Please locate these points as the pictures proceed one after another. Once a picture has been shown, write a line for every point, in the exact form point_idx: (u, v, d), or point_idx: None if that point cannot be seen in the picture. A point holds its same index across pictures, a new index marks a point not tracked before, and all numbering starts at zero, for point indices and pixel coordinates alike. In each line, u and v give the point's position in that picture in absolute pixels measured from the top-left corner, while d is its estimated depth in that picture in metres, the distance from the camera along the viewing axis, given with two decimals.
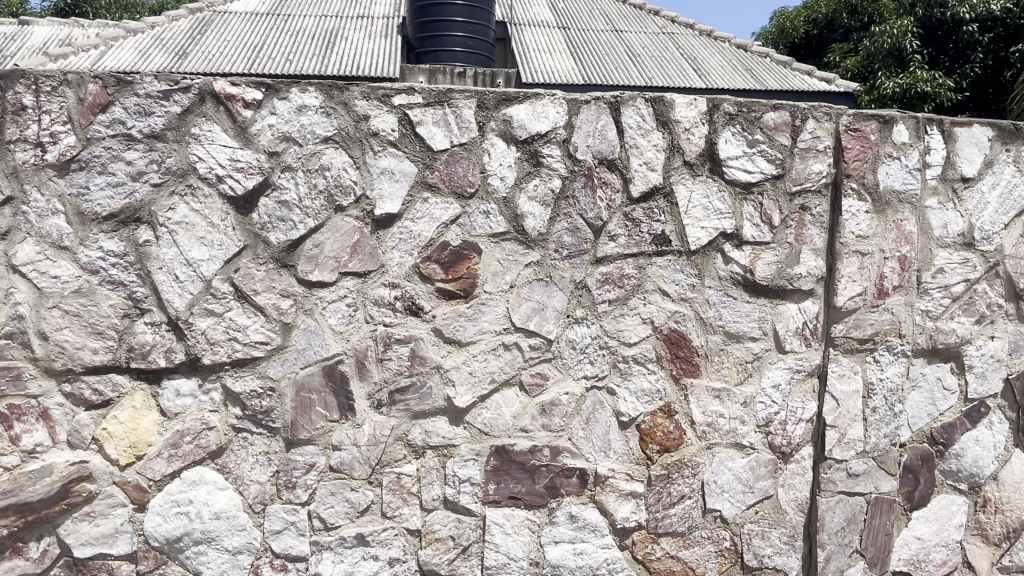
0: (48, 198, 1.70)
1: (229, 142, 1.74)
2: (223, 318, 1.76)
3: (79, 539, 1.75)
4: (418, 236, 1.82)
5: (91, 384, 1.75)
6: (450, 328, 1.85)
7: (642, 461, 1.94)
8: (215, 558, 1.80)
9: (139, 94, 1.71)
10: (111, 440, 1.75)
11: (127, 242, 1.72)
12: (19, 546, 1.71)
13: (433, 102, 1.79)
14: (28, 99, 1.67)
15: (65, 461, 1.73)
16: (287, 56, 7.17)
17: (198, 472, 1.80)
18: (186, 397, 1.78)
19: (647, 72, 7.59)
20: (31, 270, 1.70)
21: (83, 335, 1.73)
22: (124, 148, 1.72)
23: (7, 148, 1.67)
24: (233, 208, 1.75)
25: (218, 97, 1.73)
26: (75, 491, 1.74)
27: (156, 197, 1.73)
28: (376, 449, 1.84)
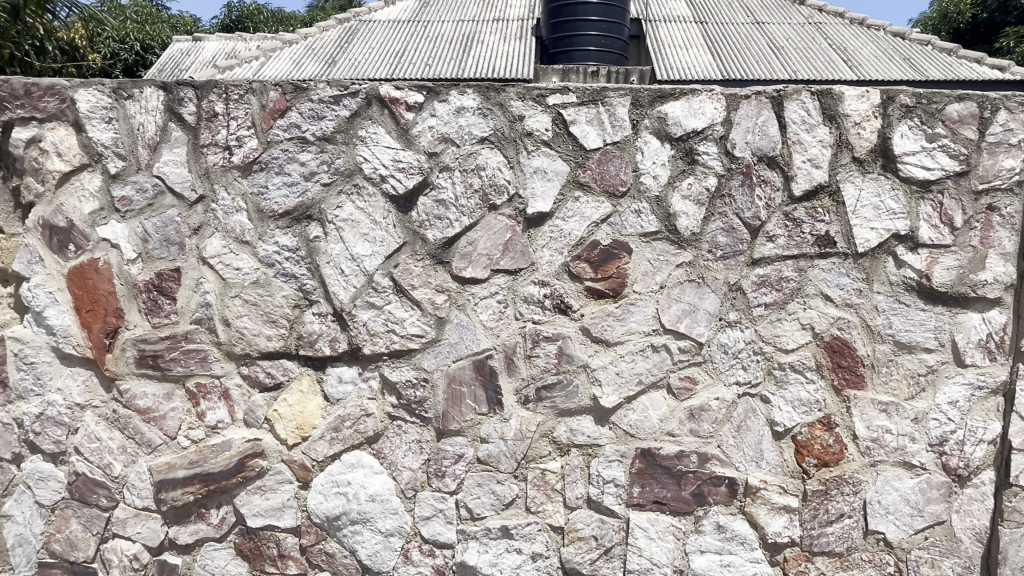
0: (233, 197, 1.86)
1: (392, 143, 1.82)
2: (382, 311, 1.85)
3: (252, 510, 1.92)
4: (568, 235, 1.82)
5: (265, 367, 1.90)
6: (598, 327, 1.84)
7: (797, 474, 1.84)
8: (369, 538, 1.90)
9: (313, 99, 1.83)
10: (281, 421, 1.90)
11: (299, 238, 1.86)
12: (202, 512, 1.92)
13: (587, 100, 1.79)
14: (219, 107, 1.85)
15: (242, 438, 1.91)
16: (426, 61, 7.45)
17: (356, 455, 1.90)
18: (348, 384, 1.89)
19: (790, 65, 7.19)
20: (218, 262, 1.88)
21: (259, 323, 1.88)
22: (299, 150, 1.84)
23: (202, 152, 1.86)
24: (395, 206, 1.84)
25: (384, 101, 1.82)
26: (249, 466, 1.90)
27: (326, 195, 1.84)
28: (522, 443, 1.86)
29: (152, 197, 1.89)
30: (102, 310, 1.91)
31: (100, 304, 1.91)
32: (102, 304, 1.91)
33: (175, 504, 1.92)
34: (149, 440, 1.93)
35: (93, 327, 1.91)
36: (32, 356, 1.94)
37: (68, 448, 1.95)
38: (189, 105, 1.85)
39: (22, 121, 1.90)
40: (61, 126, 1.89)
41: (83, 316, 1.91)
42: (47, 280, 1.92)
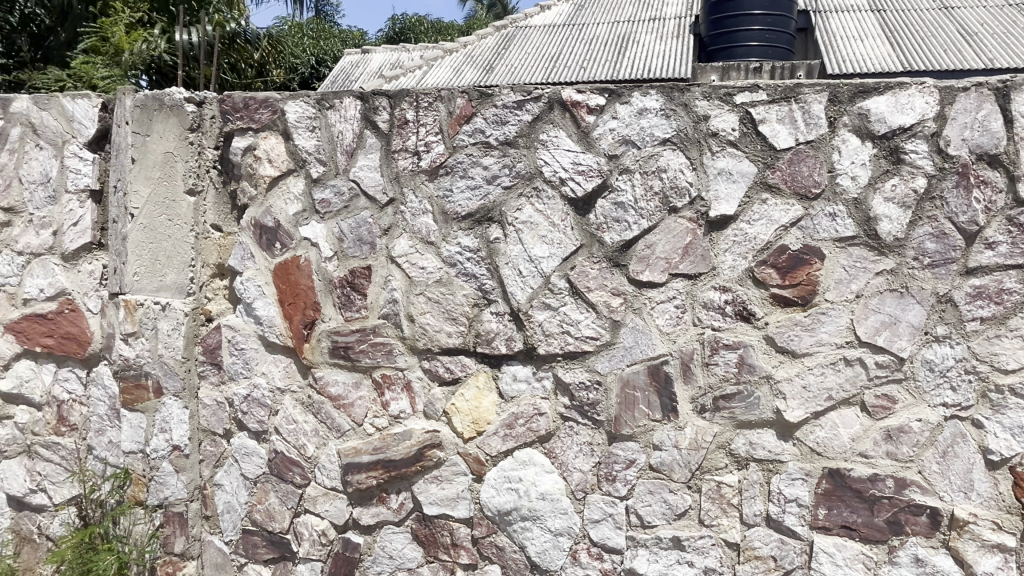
0: (420, 200, 1.96)
1: (572, 146, 1.84)
2: (558, 312, 1.87)
3: (428, 498, 2.00)
4: (754, 239, 1.75)
5: (445, 363, 1.98)
6: (784, 337, 1.75)
7: (1015, 510, 1.64)
8: (539, 536, 1.92)
9: (497, 105, 1.88)
10: (458, 415, 1.97)
11: (480, 239, 1.92)
12: (383, 496, 2.04)
13: (779, 98, 1.71)
14: (410, 114, 1.95)
15: (422, 428, 2.00)
16: (581, 64, 7.47)
17: (528, 453, 1.93)
18: (522, 382, 1.92)
19: (986, 52, 6.46)
20: (404, 261, 1.99)
21: (441, 320, 1.96)
22: (483, 154, 1.91)
23: (393, 158, 1.98)
24: (573, 208, 1.85)
25: (565, 104, 1.84)
26: (428, 455, 1.99)
27: (507, 198, 1.89)
28: (698, 453, 1.81)
29: (347, 200, 2.03)
30: (301, 304, 2.08)
31: (300, 299, 2.08)
32: (302, 298, 2.08)
33: (360, 486, 2.05)
34: (339, 425, 2.08)
35: (294, 319, 2.09)
36: (242, 342, 2.16)
37: (269, 427, 2.15)
38: (383, 113, 1.97)
39: (240, 131, 2.13)
40: (272, 135, 2.09)
41: (286, 309, 2.10)
42: (257, 274, 2.13)
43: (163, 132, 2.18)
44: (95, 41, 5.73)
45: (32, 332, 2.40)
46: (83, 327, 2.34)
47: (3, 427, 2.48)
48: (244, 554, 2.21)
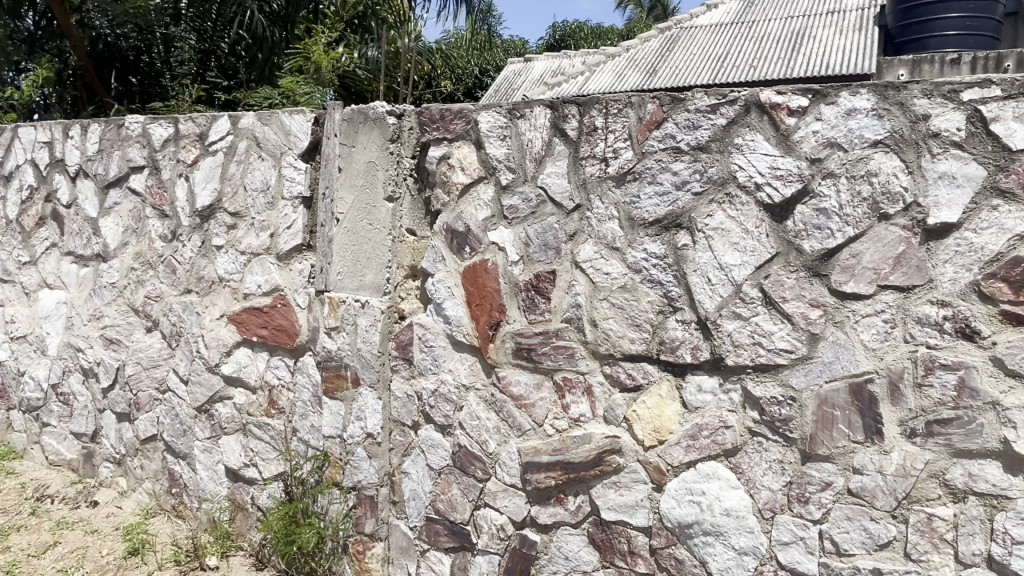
0: (607, 206, 1.98)
1: (770, 150, 1.77)
2: (749, 322, 1.80)
3: (607, 503, 2.01)
4: (980, 249, 1.58)
5: (627, 369, 1.97)
6: (1016, 360, 1.57)
7: None
8: (721, 552, 1.86)
9: (690, 109, 1.85)
10: (639, 422, 1.96)
11: (668, 245, 1.89)
12: (561, 497, 2.07)
13: (1017, 93, 1.54)
14: (599, 121, 1.97)
15: (602, 433, 2.01)
16: (752, 63, 7.15)
17: (712, 466, 1.88)
18: (707, 393, 1.87)
19: None
20: (589, 267, 2.01)
21: (624, 326, 1.96)
22: (673, 159, 1.88)
23: (581, 164, 2.01)
24: (770, 214, 1.78)
25: (764, 107, 1.77)
26: (607, 460, 2.00)
27: (697, 204, 1.86)
28: (905, 481, 1.67)
29: (535, 205, 2.08)
30: (488, 305, 2.17)
31: (487, 300, 2.17)
32: (489, 299, 2.17)
33: (539, 485, 2.10)
34: (520, 425, 2.14)
35: (480, 319, 2.18)
36: (431, 340, 2.28)
37: (454, 422, 2.25)
38: (573, 120, 2.01)
39: (436, 141, 2.26)
40: (465, 144, 2.20)
41: (473, 310, 2.20)
42: (447, 276, 2.25)
43: (366, 143, 2.36)
44: (300, 61, 6.22)
45: (250, 323, 2.69)
46: (292, 320, 2.58)
47: (224, 406, 2.79)
48: (427, 540, 2.33)
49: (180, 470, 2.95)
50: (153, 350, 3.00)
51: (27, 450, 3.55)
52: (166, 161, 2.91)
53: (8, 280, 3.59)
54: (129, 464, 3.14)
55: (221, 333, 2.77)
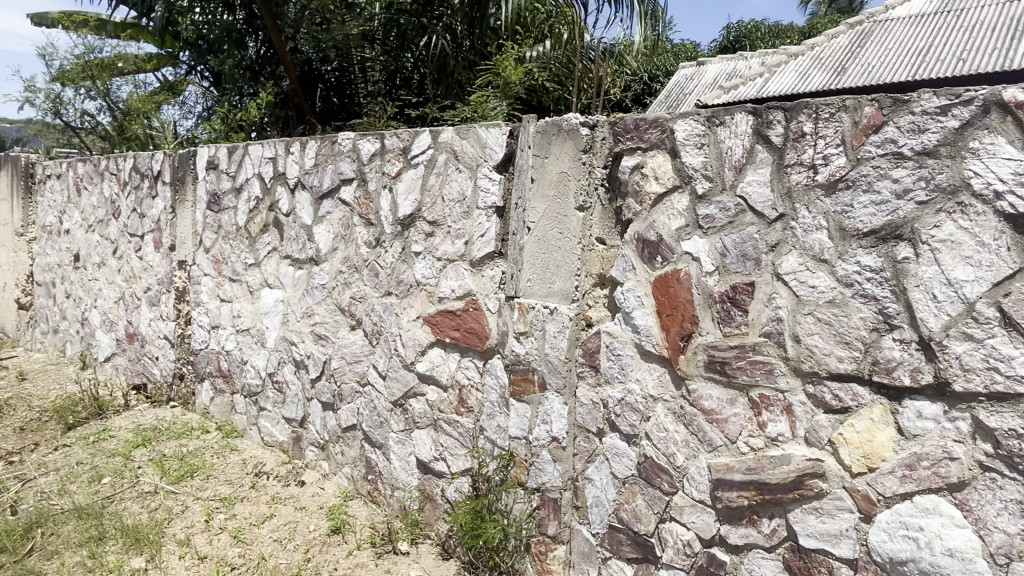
0: (814, 216, 1.88)
1: (1014, 155, 1.59)
2: (983, 345, 1.62)
3: (806, 529, 1.90)
4: None
5: (833, 389, 1.86)
6: None
7: None
8: None
9: (915, 111, 1.71)
10: (846, 446, 1.84)
11: (885, 258, 1.76)
12: (755, 519, 1.99)
13: None
14: (809, 126, 1.88)
15: (803, 455, 1.91)
16: (960, 56, 6.42)
17: (932, 500, 1.71)
18: (928, 421, 1.72)
19: None
20: (792, 279, 1.92)
21: (832, 343, 1.85)
22: (893, 166, 1.75)
23: (785, 172, 1.93)
24: (1012, 225, 1.59)
25: (1007, 107, 1.60)
26: (808, 484, 1.90)
27: (921, 214, 1.71)
28: None
29: (734, 215, 2.03)
30: (679, 316, 2.14)
31: (678, 310, 2.14)
32: (680, 310, 2.14)
33: (730, 504, 2.03)
34: (711, 440, 2.08)
35: (671, 330, 2.16)
36: (619, 348, 2.29)
37: (641, 432, 2.23)
38: (777, 127, 1.93)
39: (630, 151, 2.27)
40: (660, 153, 2.19)
41: (664, 320, 2.17)
42: (637, 285, 2.25)
43: (560, 154, 2.42)
44: (490, 76, 6.49)
45: (443, 325, 2.85)
46: (483, 323, 2.70)
47: (417, 402, 2.98)
48: (609, 548, 2.33)
49: (376, 458, 3.19)
50: (356, 346, 3.27)
51: (247, 429, 4.01)
52: (373, 174, 3.16)
53: (237, 279, 4.08)
54: (331, 449, 3.44)
55: (417, 333, 2.96)
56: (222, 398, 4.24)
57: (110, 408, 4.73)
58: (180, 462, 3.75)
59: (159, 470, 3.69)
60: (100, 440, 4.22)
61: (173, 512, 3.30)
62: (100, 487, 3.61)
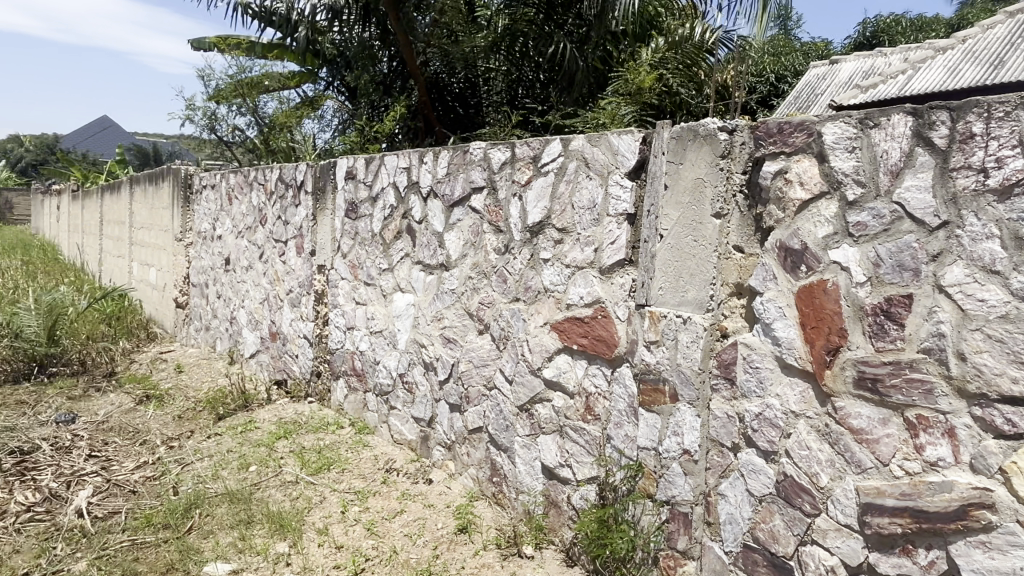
0: (984, 223, 1.73)
1: None
2: None
3: (971, 564, 1.75)
4: None
5: (1005, 413, 1.70)
6: None
7: None
8: None
9: None
10: (1021, 476, 1.67)
11: None
12: (909, 548, 1.85)
13: None
14: (979, 127, 1.74)
15: (968, 483, 1.76)
16: None
17: None
18: None
19: None
20: (957, 292, 1.77)
21: (1004, 362, 1.69)
22: None
23: (951, 176, 1.79)
24: None
25: None
26: (974, 515, 1.74)
27: None
28: None
29: (889, 222, 1.90)
30: (826, 328, 2.03)
31: (824, 322, 2.03)
32: (827, 322, 2.03)
33: (880, 531, 1.90)
34: (859, 461, 1.96)
35: (816, 343, 2.05)
36: (758, 361, 2.20)
37: (780, 449, 2.14)
38: (941, 128, 1.80)
39: (772, 156, 2.19)
40: (806, 158, 2.09)
41: (808, 332, 2.07)
42: (778, 295, 2.16)
43: (695, 160, 2.37)
44: (620, 83, 6.46)
45: (571, 331, 2.86)
46: (612, 331, 2.68)
47: (543, 407, 3.00)
48: (744, 568, 2.25)
49: (502, 461, 3.24)
50: (483, 350, 3.34)
51: (378, 427, 4.20)
52: (503, 182, 3.23)
53: (371, 283, 4.29)
54: (457, 450, 3.53)
55: (544, 339, 2.99)
56: (355, 396, 4.47)
57: (255, 401, 5.11)
58: (317, 455, 3.98)
59: (299, 461, 3.93)
60: (247, 430, 4.56)
61: (312, 501, 3.51)
62: (248, 474, 3.90)
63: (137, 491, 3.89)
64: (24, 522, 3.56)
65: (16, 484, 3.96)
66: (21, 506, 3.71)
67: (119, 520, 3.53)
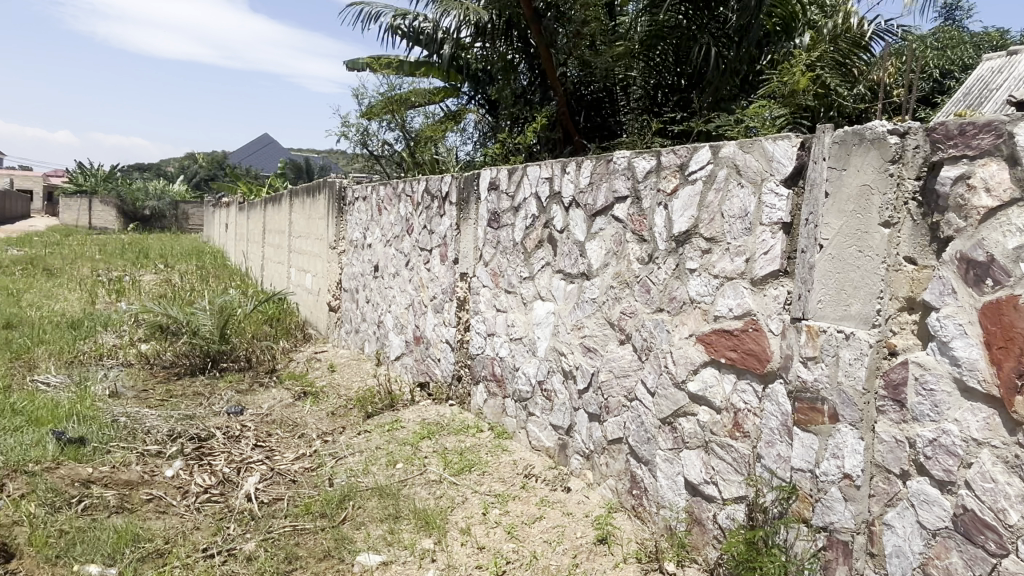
0: None
1: None
2: None
3: None
4: None
5: None
6: None
7: None
8: None
9: None
10: None
11: None
12: None
13: None
14: None
15: None
16: None
17: None
18: None
19: None
20: None
21: None
22: None
23: None
24: None
25: None
26: None
27: None
28: None
29: None
30: (1017, 349, 1.82)
31: (1015, 343, 1.83)
32: (1018, 343, 1.82)
33: None
34: None
35: (1004, 365, 1.85)
36: (932, 382, 2.02)
37: (959, 479, 1.95)
38: None
39: (952, 160, 2.02)
40: (993, 161, 1.92)
41: (994, 353, 1.87)
42: (957, 311, 1.98)
43: (860, 165, 2.22)
44: (772, 84, 6.18)
45: (719, 344, 2.77)
46: (764, 346, 2.57)
47: (687, 422, 2.93)
48: None
49: (642, 474, 3.19)
50: (625, 360, 3.32)
51: (517, 432, 4.27)
52: (647, 191, 3.20)
53: (512, 291, 4.38)
54: (597, 460, 3.52)
55: (689, 351, 2.91)
56: (495, 401, 4.57)
57: (400, 402, 5.36)
58: (459, 457, 4.11)
59: (442, 461, 4.08)
60: (393, 428, 4.79)
61: (455, 501, 3.63)
62: (394, 471, 4.10)
63: (297, 481, 4.20)
64: (202, 502, 3.95)
65: (196, 467, 4.41)
66: (200, 487, 4.12)
67: (282, 506, 3.83)
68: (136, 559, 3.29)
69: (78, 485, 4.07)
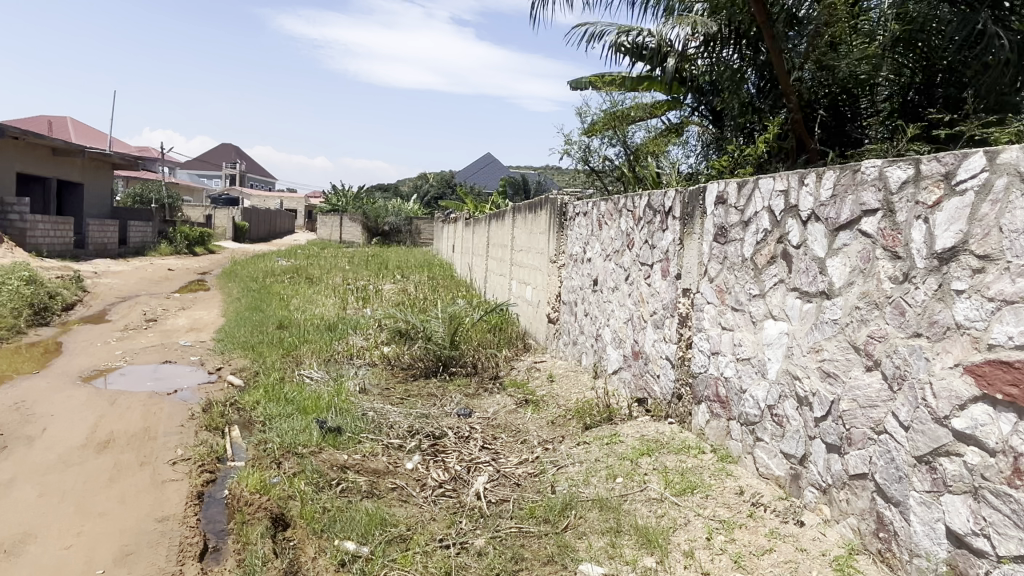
0: None
1: None
2: None
3: None
4: None
5: None
6: None
7: None
8: None
9: None
10: None
11: None
12: None
13: None
14: None
15: None
16: None
17: None
18: None
19: None
20: None
21: None
22: None
23: None
24: None
25: None
26: None
27: None
28: None
29: None
30: None
31: None
32: None
33: None
34: None
35: None
36: None
37: None
38: None
39: None
40: None
41: None
42: None
43: None
44: None
45: (994, 378, 2.42)
46: None
47: (951, 463, 2.59)
48: None
49: (891, 516, 2.88)
50: (873, 389, 3.02)
51: (743, 457, 4.07)
52: (903, 204, 2.90)
53: (740, 308, 4.21)
54: (835, 495, 3.24)
55: (954, 383, 2.58)
56: (718, 423, 4.40)
57: (618, 416, 5.38)
58: (681, 477, 4.02)
59: (663, 480, 4.02)
60: (613, 442, 4.82)
61: (677, 523, 3.56)
62: (615, 485, 4.12)
63: (521, 484, 4.40)
64: (437, 495, 4.29)
65: (431, 463, 4.80)
66: (436, 481, 4.48)
67: (509, 507, 4.03)
68: (384, 540, 3.65)
69: (337, 469, 4.64)
